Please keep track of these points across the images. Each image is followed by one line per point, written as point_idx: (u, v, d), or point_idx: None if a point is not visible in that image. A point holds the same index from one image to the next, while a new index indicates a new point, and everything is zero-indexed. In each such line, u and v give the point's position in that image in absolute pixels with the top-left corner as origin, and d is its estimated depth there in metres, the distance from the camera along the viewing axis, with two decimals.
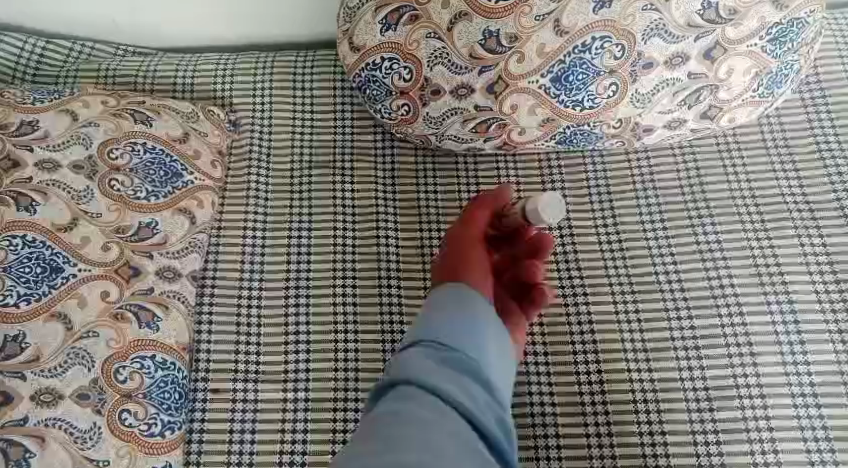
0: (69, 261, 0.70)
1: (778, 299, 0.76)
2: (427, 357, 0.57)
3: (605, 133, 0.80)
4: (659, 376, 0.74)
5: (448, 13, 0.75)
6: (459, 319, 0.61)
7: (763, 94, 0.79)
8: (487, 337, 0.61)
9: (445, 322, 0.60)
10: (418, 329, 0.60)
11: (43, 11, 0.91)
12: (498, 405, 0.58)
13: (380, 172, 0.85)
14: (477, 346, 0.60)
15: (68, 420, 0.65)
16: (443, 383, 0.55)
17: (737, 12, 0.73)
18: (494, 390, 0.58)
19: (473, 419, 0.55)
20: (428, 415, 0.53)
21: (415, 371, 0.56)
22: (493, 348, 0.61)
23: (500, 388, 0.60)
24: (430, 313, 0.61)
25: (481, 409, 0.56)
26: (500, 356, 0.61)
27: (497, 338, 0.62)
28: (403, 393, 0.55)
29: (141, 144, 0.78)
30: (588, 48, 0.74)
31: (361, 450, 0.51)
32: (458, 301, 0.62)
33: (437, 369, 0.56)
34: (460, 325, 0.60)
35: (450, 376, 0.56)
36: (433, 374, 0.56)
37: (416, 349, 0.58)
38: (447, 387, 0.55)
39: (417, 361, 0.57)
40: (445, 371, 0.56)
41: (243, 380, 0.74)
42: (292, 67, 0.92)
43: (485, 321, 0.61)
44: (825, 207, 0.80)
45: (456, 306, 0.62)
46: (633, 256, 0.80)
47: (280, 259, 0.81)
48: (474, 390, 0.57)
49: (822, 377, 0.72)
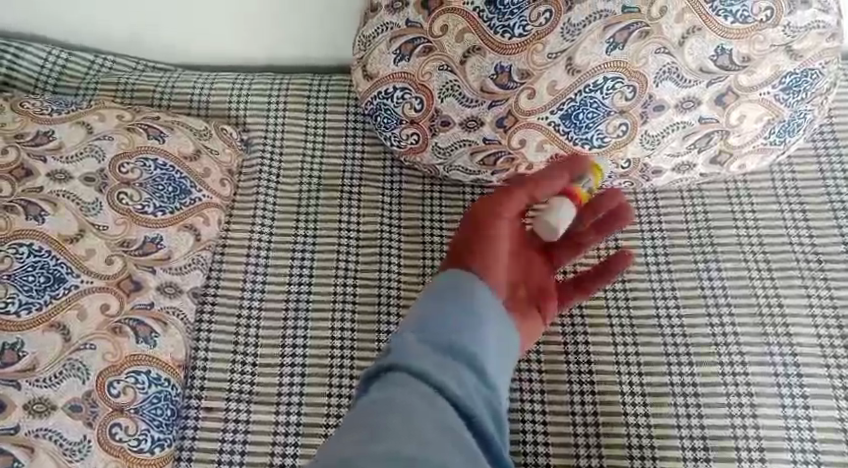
0: (72, 272, 0.71)
1: (782, 351, 0.75)
2: (421, 344, 0.56)
3: (613, 173, 0.80)
4: (656, 422, 0.72)
5: (461, 47, 0.76)
6: (457, 306, 0.59)
7: (774, 142, 0.79)
8: (486, 324, 0.59)
9: (440, 314, 0.58)
10: (413, 320, 0.58)
11: (69, 23, 0.94)
12: (493, 394, 0.56)
13: (387, 197, 0.86)
14: (475, 332, 0.58)
15: (59, 432, 0.64)
16: (436, 371, 0.54)
17: (750, 60, 0.73)
18: (489, 378, 0.56)
19: (466, 407, 0.53)
20: (419, 402, 0.51)
21: (407, 358, 0.54)
22: (490, 340, 0.59)
23: (498, 376, 0.58)
24: (427, 303, 0.60)
25: (474, 398, 0.54)
26: (499, 344, 0.59)
27: (496, 330, 0.60)
28: (394, 380, 0.53)
29: (152, 159, 0.79)
30: (599, 87, 0.74)
31: (347, 439, 0.49)
32: (457, 288, 0.61)
33: (431, 356, 0.55)
34: (457, 312, 0.59)
35: (444, 365, 0.55)
36: (426, 361, 0.54)
37: (409, 336, 0.56)
38: (440, 375, 0.53)
39: (410, 348, 0.55)
40: (438, 358, 0.55)
41: (236, 400, 0.74)
42: (307, 91, 0.94)
43: (484, 309, 0.60)
44: (833, 258, 0.79)
45: (455, 293, 0.60)
46: (635, 298, 0.79)
47: (281, 282, 0.81)
48: (468, 379, 0.55)
49: (824, 433, 0.70)
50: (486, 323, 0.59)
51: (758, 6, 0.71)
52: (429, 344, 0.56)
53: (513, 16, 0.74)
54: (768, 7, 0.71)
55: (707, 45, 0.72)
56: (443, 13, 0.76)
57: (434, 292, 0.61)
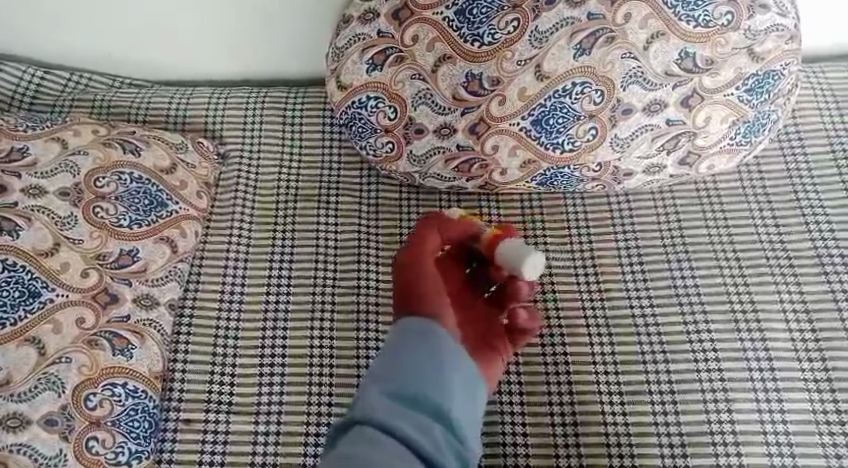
0: (47, 286, 0.71)
1: (755, 346, 0.76)
2: (386, 395, 0.55)
3: (584, 176, 0.81)
4: (634, 419, 0.73)
5: (432, 56, 0.77)
6: (420, 352, 0.59)
7: (740, 142, 0.80)
8: (451, 367, 0.59)
9: (404, 360, 0.58)
10: (380, 366, 0.58)
11: (44, 42, 0.94)
12: (461, 439, 0.56)
13: (365, 206, 0.87)
14: (440, 376, 0.58)
15: (33, 447, 0.65)
16: (401, 423, 0.54)
17: (713, 63, 0.74)
18: (457, 424, 0.56)
19: (432, 457, 0.53)
20: (380, 456, 0.51)
21: (373, 412, 0.54)
22: (457, 385, 0.58)
23: (467, 421, 0.57)
24: (395, 347, 0.59)
25: (437, 445, 0.54)
26: (464, 385, 0.59)
27: (463, 376, 0.59)
28: (360, 436, 0.53)
29: (128, 173, 0.80)
30: (568, 92, 0.75)
31: None
32: (419, 332, 0.60)
33: (396, 410, 0.55)
34: (422, 356, 0.58)
35: (409, 415, 0.54)
36: (392, 415, 0.54)
37: (375, 388, 0.56)
38: (405, 427, 0.53)
39: (375, 400, 0.55)
40: (399, 409, 0.55)
41: (215, 411, 0.74)
42: (283, 104, 0.94)
43: (447, 353, 0.59)
44: (803, 256, 0.81)
45: (415, 335, 0.60)
46: (610, 298, 0.80)
47: (258, 293, 0.81)
48: (434, 428, 0.55)
49: (799, 426, 0.71)
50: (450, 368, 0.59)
51: (718, 11, 0.73)
52: (393, 395, 0.56)
53: (482, 25, 0.75)
54: (728, 12, 0.73)
55: (670, 49, 0.74)
56: (414, 23, 0.77)
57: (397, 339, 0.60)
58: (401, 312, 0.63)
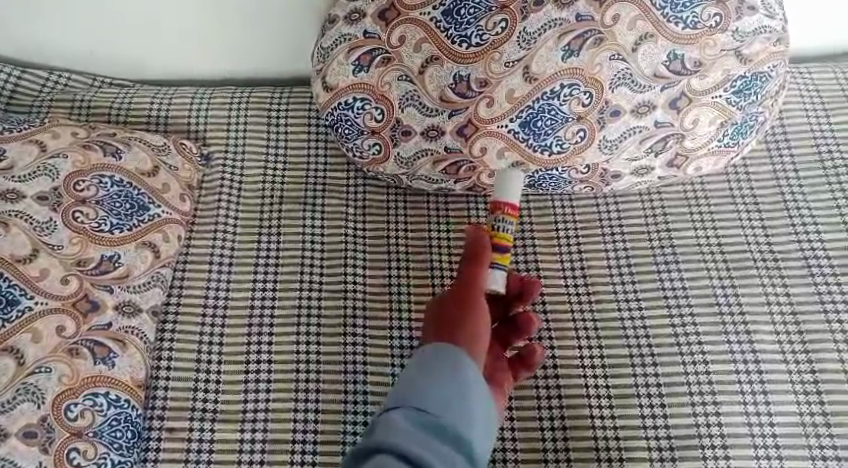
0: (26, 293, 0.69)
1: (741, 347, 0.76)
2: (408, 423, 0.55)
3: (572, 178, 0.81)
4: (623, 424, 0.73)
5: (419, 56, 0.76)
6: (444, 384, 0.58)
7: (727, 144, 0.80)
8: (471, 400, 0.58)
9: (425, 388, 0.58)
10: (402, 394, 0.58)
11: (19, 41, 0.92)
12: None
13: (352, 208, 0.86)
14: (459, 408, 0.57)
15: (13, 460, 0.63)
16: (424, 451, 0.53)
17: (702, 65, 0.74)
18: (475, 458, 0.56)
19: None
20: None
21: (397, 440, 0.53)
22: (475, 416, 0.58)
23: (482, 453, 0.57)
24: (416, 375, 0.59)
25: None
26: (485, 423, 0.59)
27: (481, 408, 0.59)
28: (379, 463, 0.52)
29: (108, 177, 0.78)
30: (556, 94, 0.75)
31: None
32: (444, 360, 0.60)
33: (419, 438, 0.54)
34: (443, 387, 0.58)
35: (431, 445, 0.54)
36: (416, 443, 0.53)
37: (400, 415, 0.56)
38: (426, 455, 0.53)
39: (396, 427, 0.54)
40: (420, 437, 0.54)
41: (199, 419, 0.73)
42: (267, 103, 0.93)
43: (471, 387, 0.59)
44: (789, 257, 0.81)
45: (445, 368, 0.59)
46: (599, 300, 0.80)
47: (244, 296, 0.80)
48: (454, 459, 0.54)
49: (787, 429, 0.71)
50: (471, 399, 0.58)
51: (707, 12, 0.73)
52: (414, 423, 0.55)
53: (470, 25, 0.74)
54: (716, 13, 0.73)
55: (658, 50, 0.73)
56: (401, 23, 0.77)
57: (420, 368, 0.60)
58: (440, 335, 0.64)
